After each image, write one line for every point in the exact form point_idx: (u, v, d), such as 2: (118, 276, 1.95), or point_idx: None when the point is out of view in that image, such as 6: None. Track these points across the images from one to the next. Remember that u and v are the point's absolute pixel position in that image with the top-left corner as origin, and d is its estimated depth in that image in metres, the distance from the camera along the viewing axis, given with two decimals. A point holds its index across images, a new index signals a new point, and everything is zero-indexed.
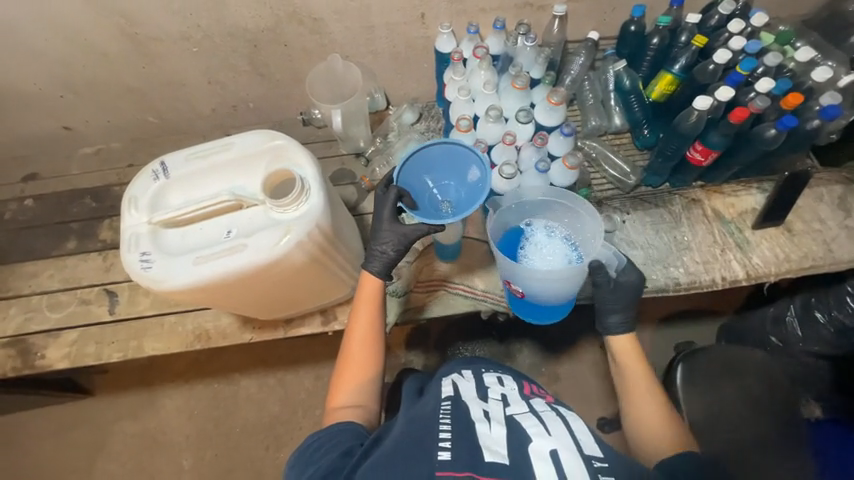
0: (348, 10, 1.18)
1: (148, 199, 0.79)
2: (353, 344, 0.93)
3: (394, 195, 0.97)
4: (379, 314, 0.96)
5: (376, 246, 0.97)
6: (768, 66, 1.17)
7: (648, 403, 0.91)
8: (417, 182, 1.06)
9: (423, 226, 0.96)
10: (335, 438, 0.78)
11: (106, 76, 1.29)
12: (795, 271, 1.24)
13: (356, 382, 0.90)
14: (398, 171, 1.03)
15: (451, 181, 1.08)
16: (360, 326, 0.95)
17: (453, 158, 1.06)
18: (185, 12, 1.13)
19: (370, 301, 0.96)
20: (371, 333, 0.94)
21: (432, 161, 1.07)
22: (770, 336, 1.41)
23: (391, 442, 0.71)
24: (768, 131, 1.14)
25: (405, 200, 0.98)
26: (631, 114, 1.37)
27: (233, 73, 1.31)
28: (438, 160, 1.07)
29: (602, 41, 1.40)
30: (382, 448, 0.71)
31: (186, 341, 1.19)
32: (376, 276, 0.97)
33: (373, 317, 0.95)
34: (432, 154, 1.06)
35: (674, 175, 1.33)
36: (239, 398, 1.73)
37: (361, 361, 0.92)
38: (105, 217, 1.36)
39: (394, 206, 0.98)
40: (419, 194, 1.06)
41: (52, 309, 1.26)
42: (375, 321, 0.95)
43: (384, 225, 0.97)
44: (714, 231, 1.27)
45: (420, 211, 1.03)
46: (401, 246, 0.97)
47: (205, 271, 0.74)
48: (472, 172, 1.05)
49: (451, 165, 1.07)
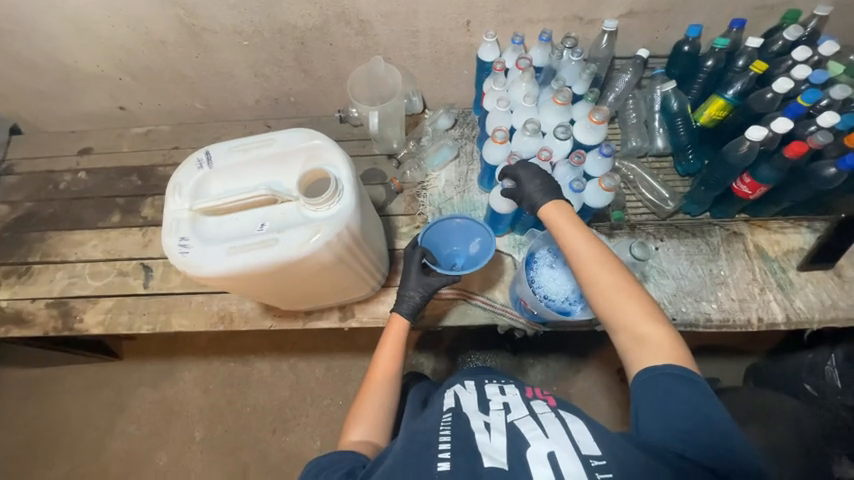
0: (395, 13, 1.19)
1: (191, 186, 0.81)
2: (373, 383, 0.98)
3: (418, 254, 1.09)
4: (400, 354, 1.01)
5: (407, 291, 1.07)
6: (834, 98, 1.08)
7: (613, 296, 0.80)
8: (438, 242, 1.17)
9: (446, 276, 1.06)
10: (335, 463, 0.78)
11: (162, 63, 1.35)
12: (842, 319, 1.15)
13: (371, 413, 0.93)
14: (423, 232, 1.13)
15: (462, 247, 1.18)
16: (382, 364, 1.00)
17: (467, 227, 1.15)
18: (239, 7, 1.17)
19: (394, 343, 1.02)
20: (390, 370, 0.99)
21: (452, 228, 1.16)
22: (804, 384, 1.34)
23: (392, 457, 0.71)
24: (828, 169, 1.05)
25: (428, 258, 1.09)
26: (676, 138, 1.31)
27: (278, 67, 1.36)
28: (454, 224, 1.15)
29: (652, 59, 1.34)
30: (383, 464, 0.72)
31: (209, 321, 1.25)
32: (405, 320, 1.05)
33: (396, 359, 1.01)
34: (451, 223, 1.15)
35: (715, 205, 1.26)
36: (252, 379, 1.79)
37: (379, 397, 0.95)
38: (149, 195, 1.44)
39: (420, 262, 1.09)
40: (438, 252, 1.18)
41: (92, 277, 1.34)
42: (396, 361, 1.00)
43: (412, 277, 1.07)
44: (755, 268, 1.21)
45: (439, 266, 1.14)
46: (425, 293, 1.06)
47: (236, 262, 0.76)
48: (475, 243, 1.16)
49: (463, 231, 1.16)
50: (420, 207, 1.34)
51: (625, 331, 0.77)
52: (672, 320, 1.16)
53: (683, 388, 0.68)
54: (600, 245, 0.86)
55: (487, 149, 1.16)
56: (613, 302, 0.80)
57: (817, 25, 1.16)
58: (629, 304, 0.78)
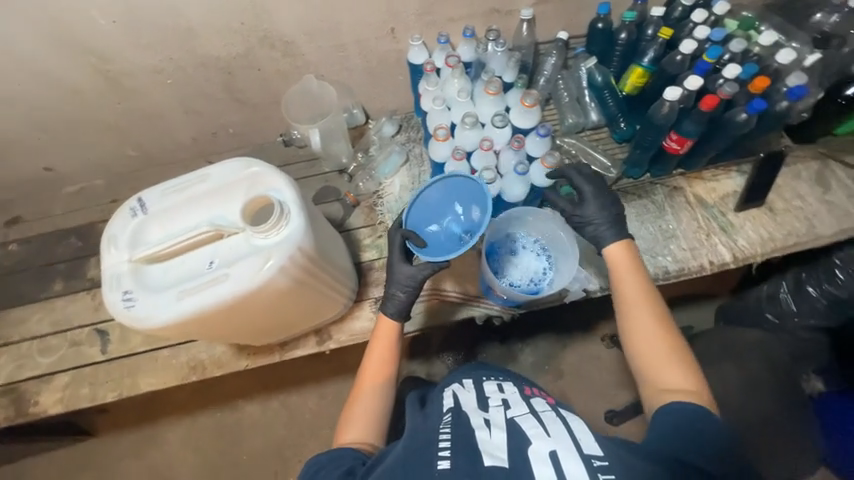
0: (319, 30, 1.19)
1: (127, 237, 0.77)
2: (366, 383, 0.96)
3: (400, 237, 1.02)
4: (393, 353, 1.00)
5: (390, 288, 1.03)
6: (734, 52, 1.19)
7: (659, 340, 0.86)
8: (424, 221, 1.09)
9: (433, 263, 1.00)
10: (332, 462, 0.80)
11: (82, 115, 1.28)
12: (780, 249, 1.25)
13: (365, 414, 0.92)
14: (405, 214, 1.07)
15: (457, 216, 1.08)
16: (374, 364, 0.99)
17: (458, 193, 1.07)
18: (155, 45, 1.13)
19: (385, 342, 1.00)
20: (383, 370, 0.98)
21: (438, 199, 1.09)
22: (766, 313, 1.43)
23: (393, 458, 0.71)
24: (739, 115, 1.15)
25: (410, 239, 1.01)
26: (607, 109, 1.39)
27: (209, 101, 1.32)
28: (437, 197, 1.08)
29: (573, 40, 1.43)
30: (383, 464, 0.72)
31: (181, 374, 1.19)
32: (394, 320, 1.01)
33: (388, 358, 0.99)
34: (436, 194, 1.08)
35: (653, 165, 1.33)
36: (242, 425, 1.71)
37: (373, 396, 0.95)
38: (93, 256, 1.36)
39: (402, 247, 1.04)
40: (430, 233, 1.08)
41: (42, 354, 1.24)
42: (388, 361, 0.99)
43: (396, 267, 1.03)
44: (698, 217, 1.29)
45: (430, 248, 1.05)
46: (409, 287, 1.02)
47: (187, 306, 0.72)
48: (473, 211, 1.06)
49: (453, 198, 1.08)
50: (379, 216, 1.34)
51: (658, 376, 0.83)
52: None
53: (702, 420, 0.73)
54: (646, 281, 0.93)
55: (432, 148, 1.18)
56: (654, 345, 0.86)
57: None
58: (660, 331, 0.87)
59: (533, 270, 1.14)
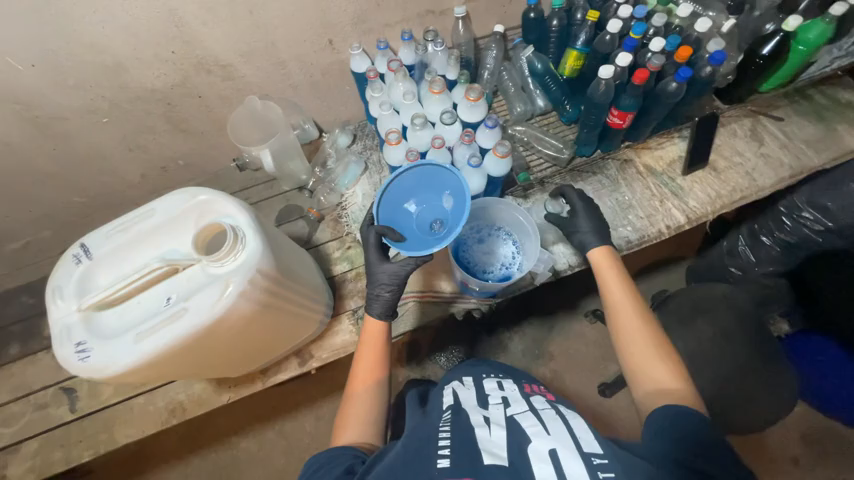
0: (255, 50, 1.18)
1: (74, 285, 0.74)
2: (358, 384, 0.94)
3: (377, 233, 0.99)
4: (382, 353, 0.98)
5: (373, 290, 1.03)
6: (657, 26, 1.25)
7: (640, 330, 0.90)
8: (397, 214, 1.06)
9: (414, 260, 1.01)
10: (329, 462, 0.77)
11: (14, 166, 1.21)
12: (728, 205, 1.33)
13: (360, 414, 0.89)
14: (376, 208, 1.03)
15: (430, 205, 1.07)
16: (364, 365, 0.97)
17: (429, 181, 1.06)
18: (83, 85, 1.09)
19: (374, 342, 0.99)
20: (374, 369, 0.96)
21: (410, 187, 1.07)
22: (730, 267, 1.51)
23: (393, 455, 0.71)
24: (670, 85, 1.21)
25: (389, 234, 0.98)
26: (551, 94, 1.45)
27: (152, 135, 1.28)
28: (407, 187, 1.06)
29: (510, 31, 1.47)
30: (383, 460, 0.71)
31: (161, 419, 1.14)
32: (380, 319, 1.02)
33: (379, 356, 0.98)
34: (406, 182, 1.06)
35: (602, 141, 1.40)
36: (237, 461, 1.66)
37: (366, 396, 0.92)
38: (48, 312, 1.28)
39: (377, 246, 1.04)
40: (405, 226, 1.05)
41: (5, 423, 1.16)
42: (381, 358, 0.98)
43: (376, 267, 1.04)
44: (650, 185, 1.35)
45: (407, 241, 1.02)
46: (393, 285, 1.02)
47: (148, 348, 0.70)
48: (446, 199, 1.06)
49: (424, 189, 1.08)
50: (345, 228, 1.33)
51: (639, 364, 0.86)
52: None
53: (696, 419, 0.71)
54: (631, 285, 0.98)
55: (387, 153, 1.19)
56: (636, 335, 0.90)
57: None
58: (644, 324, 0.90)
59: (500, 258, 1.17)
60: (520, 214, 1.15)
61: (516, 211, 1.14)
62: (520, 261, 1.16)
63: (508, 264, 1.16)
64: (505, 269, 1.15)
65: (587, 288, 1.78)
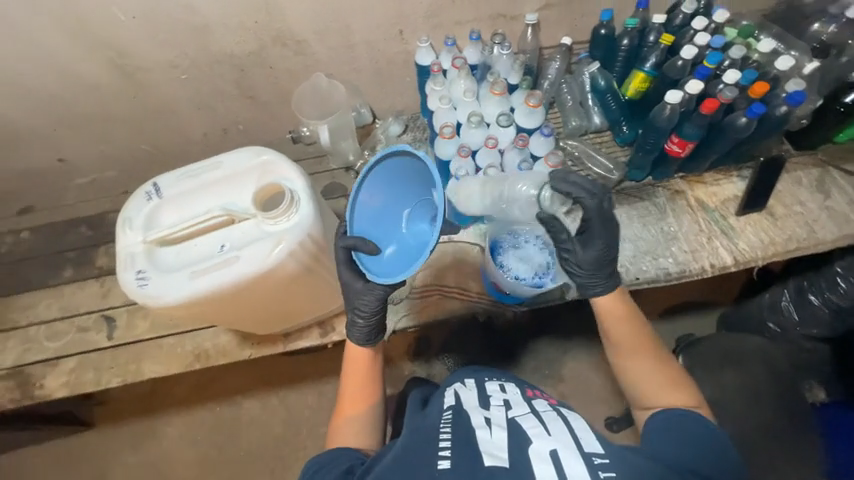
0: (329, 30, 1.23)
1: (143, 219, 0.80)
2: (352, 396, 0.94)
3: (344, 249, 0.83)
4: (373, 370, 0.97)
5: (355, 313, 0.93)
6: (734, 58, 1.21)
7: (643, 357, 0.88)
8: (372, 219, 0.87)
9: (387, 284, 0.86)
10: (332, 461, 0.79)
11: (96, 107, 1.32)
12: (781, 254, 1.27)
13: (354, 426, 0.90)
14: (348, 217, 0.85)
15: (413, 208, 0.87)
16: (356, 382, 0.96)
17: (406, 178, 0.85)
18: (172, 41, 1.17)
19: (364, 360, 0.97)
20: (367, 383, 0.96)
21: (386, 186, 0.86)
22: (767, 322, 1.44)
23: (393, 453, 0.72)
24: (740, 119, 1.17)
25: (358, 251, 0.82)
26: (610, 113, 1.43)
27: (221, 97, 1.36)
28: (381, 193, 0.86)
29: (576, 46, 1.45)
30: (383, 460, 0.72)
31: (185, 362, 1.20)
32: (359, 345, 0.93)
33: (370, 374, 0.96)
34: (379, 180, 0.85)
35: (655, 169, 1.36)
36: (241, 419, 1.72)
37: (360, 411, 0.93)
38: (101, 245, 1.38)
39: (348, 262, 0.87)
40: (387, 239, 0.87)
41: (49, 339, 1.26)
42: (372, 375, 0.97)
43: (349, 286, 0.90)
44: (700, 221, 1.31)
45: (382, 259, 0.86)
46: (367, 311, 0.89)
47: (201, 286, 0.75)
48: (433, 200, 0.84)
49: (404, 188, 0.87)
50: None
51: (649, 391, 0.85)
52: (636, 280, 1.24)
53: (696, 425, 0.75)
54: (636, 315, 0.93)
55: (438, 146, 1.21)
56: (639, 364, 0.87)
57: None
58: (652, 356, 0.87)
59: (537, 266, 1.15)
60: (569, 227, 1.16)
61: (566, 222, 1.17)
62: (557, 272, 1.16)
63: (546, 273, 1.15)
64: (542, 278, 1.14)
65: None
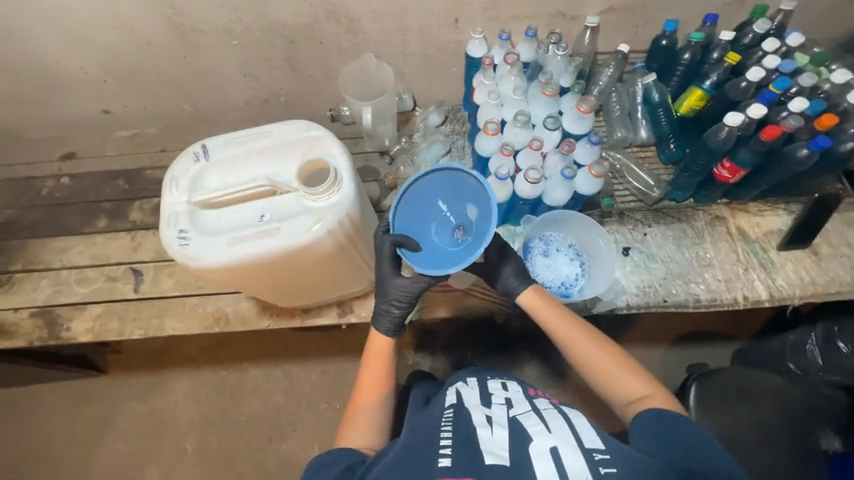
0: (385, 11, 1.21)
1: (188, 180, 0.81)
2: (364, 394, 0.95)
3: (390, 242, 0.86)
4: (387, 366, 0.98)
5: (382, 304, 0.98)
6: (803, 86, 1.15)
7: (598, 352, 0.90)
8: (415, 219, 0.89)
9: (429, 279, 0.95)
10: (332, 461, 0.79)
11: (147, 63, 1.33)
12: (820, 295, 1.22)
13: (364, 426, 0.90)
14: (393, 214, 0.88)
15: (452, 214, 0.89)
16: (370, 377, 0.97)
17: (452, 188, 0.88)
18: (229, 5, 1.17)
19: (378, 354, 0.99)
20: (380, 381, 0.97)
21: (433, 192, 0.89)
22: (788, 363, 1.40)
23: (394, 452, 0.72)
24: (800, 151, 1.12)
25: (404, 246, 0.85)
26: (658, 128, 1.37)
27: (268, 67, 1.36)
28: (427, 197, 0.89)
29: (633, 54, 1.39)
30: (384, 460, 0.72)
31: (205, 324, 1.23)
32: (386, 334, 0.99)
33: (382, 370, 0.98)
34: (427, 186, 0.88)
35: (698, 191, 1.31)
36: (246, 385, 1.75)
37: (370, 410, 0.93)
38: (136, 199, 1.41)
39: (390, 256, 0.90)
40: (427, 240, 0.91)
41: (79, 284, 1.30)
42: (385, 372, 0.98)
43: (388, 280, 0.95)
44: (738, 250, 1.26)
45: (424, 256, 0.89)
46: (404, 302, 0.96)
47: (240, 253, 0.75)
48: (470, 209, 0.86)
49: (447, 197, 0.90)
50: None
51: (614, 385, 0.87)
52: (663, 302, 1.21)
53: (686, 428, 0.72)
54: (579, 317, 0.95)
55: (480, 141, 1.19)
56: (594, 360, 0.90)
57: (783, 18, 1.23)
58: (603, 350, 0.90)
59: (565, 275, 1.14)
60: (602, 238, 1.15)
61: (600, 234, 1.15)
62: (585, 284, 1.14)
63: (573, 282, 1.14)
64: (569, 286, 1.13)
65: (625, 335, 1.70)
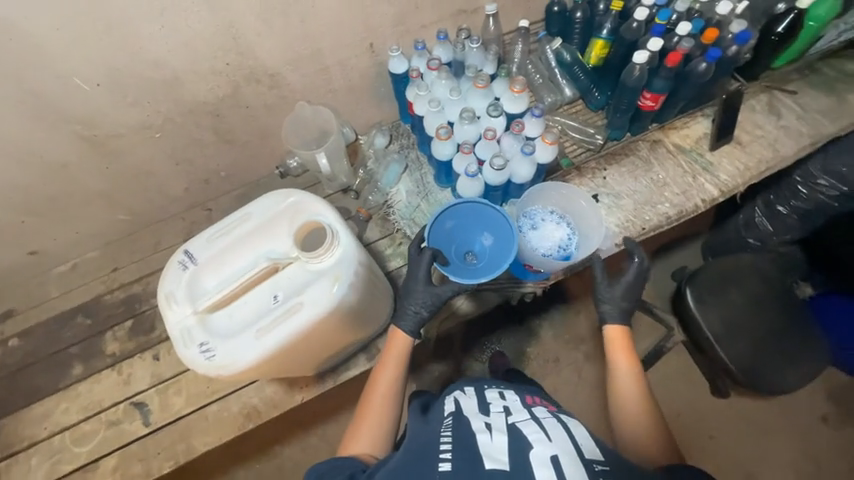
0: (302, 57, 1.21)
1: (184, 291, 0.77)
2: (371, 397, 0.95)
3: (428, 257, 1.04)
4: (400, 369, 0.98)
5: (410, 305, 1.04)
6: (680, 11, 1.32)
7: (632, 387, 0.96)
8: (443, 238, 1.13)
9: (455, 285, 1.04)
10: (335, 466, 0.79)
11: (66, 187, 1.22)
12: (756, 176, 1.40)
13: (368, 428, 0.90)
14: (427, 231, 1.09)
15: (475, 237, 1.14)
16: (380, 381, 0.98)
17: (478, 216, 1.12)
18: (141, 101, 1.11)
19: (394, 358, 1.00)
20: (390, 385, 0.97)
21: (465, 217, 1.12)
22: (748, 238, 1.60)
23: (395, 461, 0.72)
24: (700, 66, 1.29)
25: (439, 260, 1.04)
26: (579, 82, 1.52)
27: (199, 147, 1.29)
28: (458, 223, 1.13)
29: (533, 26, 1.52)
30: (385, 467, 0.72)
31: (236, 425, 1.15)
32: (409, 335, 1.02)
33: (395, 374, 0.98)
34: (461, 211, 1.11)
35: (632, 124, 1.45)
36: (290, 467, 1.66)
37: (378, 413, 0.93)
38: (105, 330, 1.28)
39: (428, 267, 1.05)
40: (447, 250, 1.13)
41: (78, 443, 1.16)
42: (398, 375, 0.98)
43: (418, 285, 1.04)
44: (682, 163, 1.42)
45: (450, 267, 1.08)
46: (432, 306, 1.04)
47: (269, 341, 0.74)
48: (486, 236, 1.13)
49: (473, 223, 1.13)
50: (394, 225, 1.37)
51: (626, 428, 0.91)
52: (643, 230, 1.33)
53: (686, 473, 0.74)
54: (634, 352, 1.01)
55: (436, 148, 1.23)
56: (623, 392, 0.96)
57: None
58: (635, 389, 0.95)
59: (561, 239, 1.22)
60: (581, 197, 1.24)
61: (575, 193, 1.25)
62: (579, 241, 1.23)
63: (569, 243, 1.22)
64: (567, 248, 1.21)
65: None
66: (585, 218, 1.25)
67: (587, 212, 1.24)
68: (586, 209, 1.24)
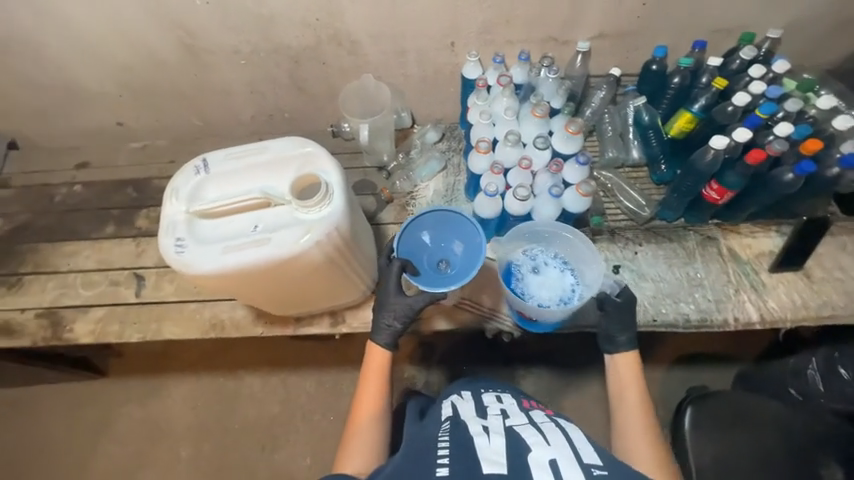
0: (384, 34, 1.27)
1: (187, 191, 0.86)
2: (361, 410, 0.99)
3: (397, 267, 1.03)
4: (385, 381, 1.03)
5: (383, 318, 1.06)
6: (789, 111, 1.18)
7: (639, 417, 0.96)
8: (418, 247, 1.11)
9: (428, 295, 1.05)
10: None
11: (160, 80, 1.42)
12: (813, 319, 1.21)
13: (360, 442, 0.94)
14: (397, 242, 1.09)
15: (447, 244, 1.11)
16: (368, 393, 1.01)
17: (449, 224, 1.10)
18: (239, 29, 1.25)
19: (376, 370, 1.04)
20: (376, 398, 1.01)
21: (433, 227, 1.11)
22: (790, 389, 1.36)
23: (393, 465, 0.71)
24: (786, 175, 1.15)
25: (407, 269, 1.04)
26: (650, 149, 1.39)
27: (273, 85, 1.42)
28: (431, 233, 1.11)
29: (625, 77, 1.44)
30: (382, 473, 0.71)
31: (201, 329, 1.26)
32: (385, 348, 1.06)
33: (380, 386, 1.02)
34: (428, 223, 1.11)
35: (688, 211, 1.32)
36: (241, 393, 1.77)
37: (369, 430, 0.96)
38: (143, 208, 1.47)
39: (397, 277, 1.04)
40: (419, 261, 1.10)
41: (84, 287, 1.35)
42: (383, 388, 1.02)
43: (391, 297, 1.05)
44: (729, 271, 1.27)
45: (423, 277, 1.06)
46: (405, 317, 1.05)
47: (231, 261, 0.80)
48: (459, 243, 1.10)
49: (445, 233, 1.11)
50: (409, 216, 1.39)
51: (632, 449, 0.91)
52: (652, 321, 1.21)
53: None
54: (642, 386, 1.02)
55: (471, 159, 1.23)
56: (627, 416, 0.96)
57: (771, 45, 1.27)
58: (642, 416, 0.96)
59: (563, 286, 1.15)
60: (586, 245, 1.16)
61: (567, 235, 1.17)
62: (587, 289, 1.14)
63: (570, 291, 1.14)
64: (568, 297, 1.13)
65: None
66: (590, 268, 1.16)
67: (593, 263, 1.15)
68: (592, 259, 1.15)
